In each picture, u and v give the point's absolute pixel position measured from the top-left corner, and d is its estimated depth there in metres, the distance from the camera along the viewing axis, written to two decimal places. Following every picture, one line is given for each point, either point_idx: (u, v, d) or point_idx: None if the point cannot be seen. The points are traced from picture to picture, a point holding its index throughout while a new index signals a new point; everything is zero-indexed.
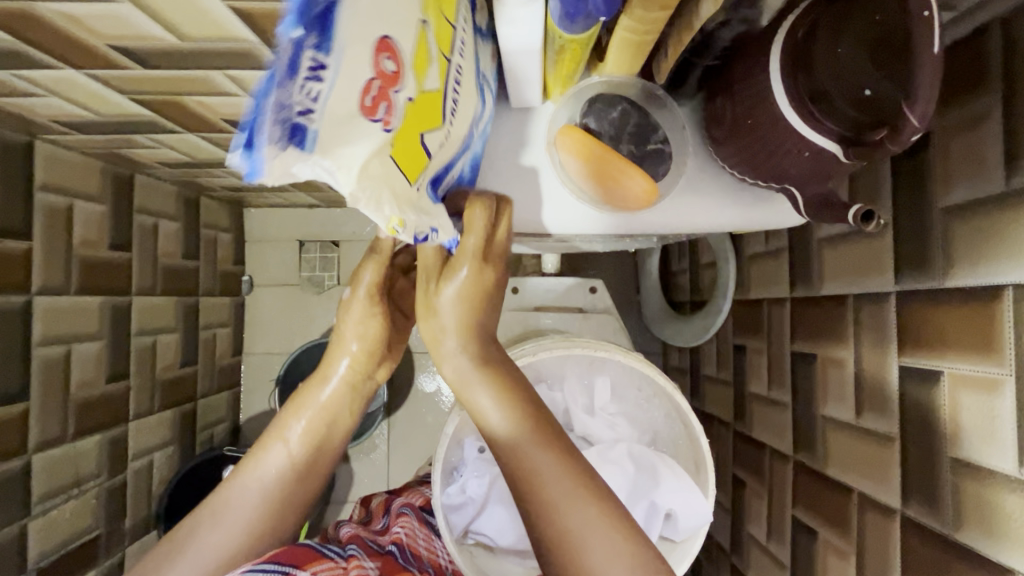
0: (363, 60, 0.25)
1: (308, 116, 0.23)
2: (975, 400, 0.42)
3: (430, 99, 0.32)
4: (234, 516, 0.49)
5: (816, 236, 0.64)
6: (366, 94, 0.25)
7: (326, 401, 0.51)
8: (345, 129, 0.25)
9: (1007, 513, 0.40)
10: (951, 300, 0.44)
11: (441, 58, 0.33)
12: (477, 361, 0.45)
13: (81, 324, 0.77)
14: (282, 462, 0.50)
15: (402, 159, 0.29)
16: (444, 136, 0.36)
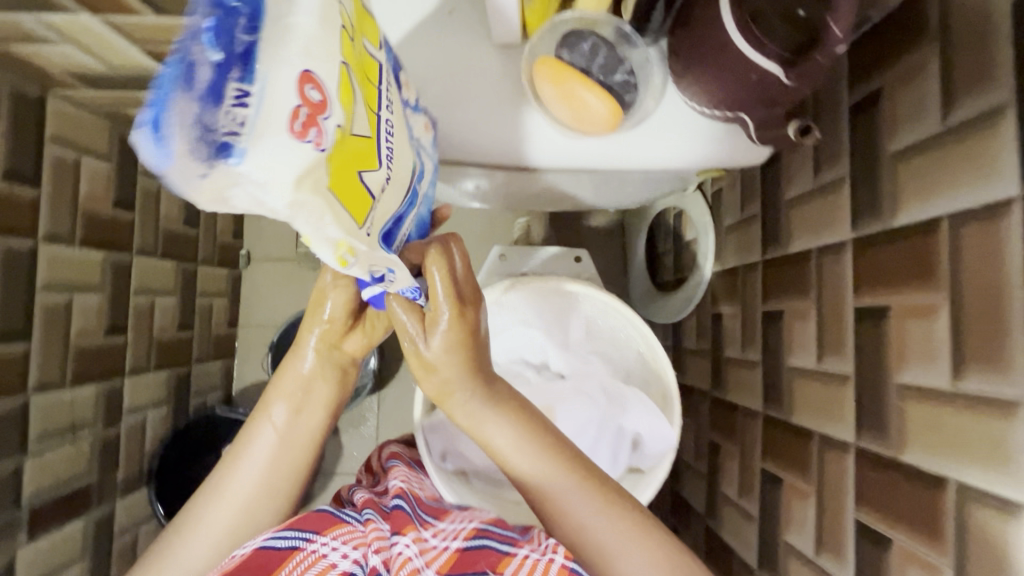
0: (286, 86, 0.26)
1: (234, 134, 0.25)
2: (915, 328, 0.46)
3: (367, 146, 0.33)
4: (234, 498, 0.56)
5: (785, 199, 0.68)
6: (294, 119, 0.26)
7: (303, 376, 0.60)
8: (278, 151, 0.26)
9: (940, 427, 0.43)
10: (897, 238, 0.48)
11: (375, 113, 0.35)
12: (486, 397, 0.51)
13: (85, 275, 0.80)
14: (271, 438, 0.58)
15: (342, 190, 0.31)
16: (388, 181, 0.36)
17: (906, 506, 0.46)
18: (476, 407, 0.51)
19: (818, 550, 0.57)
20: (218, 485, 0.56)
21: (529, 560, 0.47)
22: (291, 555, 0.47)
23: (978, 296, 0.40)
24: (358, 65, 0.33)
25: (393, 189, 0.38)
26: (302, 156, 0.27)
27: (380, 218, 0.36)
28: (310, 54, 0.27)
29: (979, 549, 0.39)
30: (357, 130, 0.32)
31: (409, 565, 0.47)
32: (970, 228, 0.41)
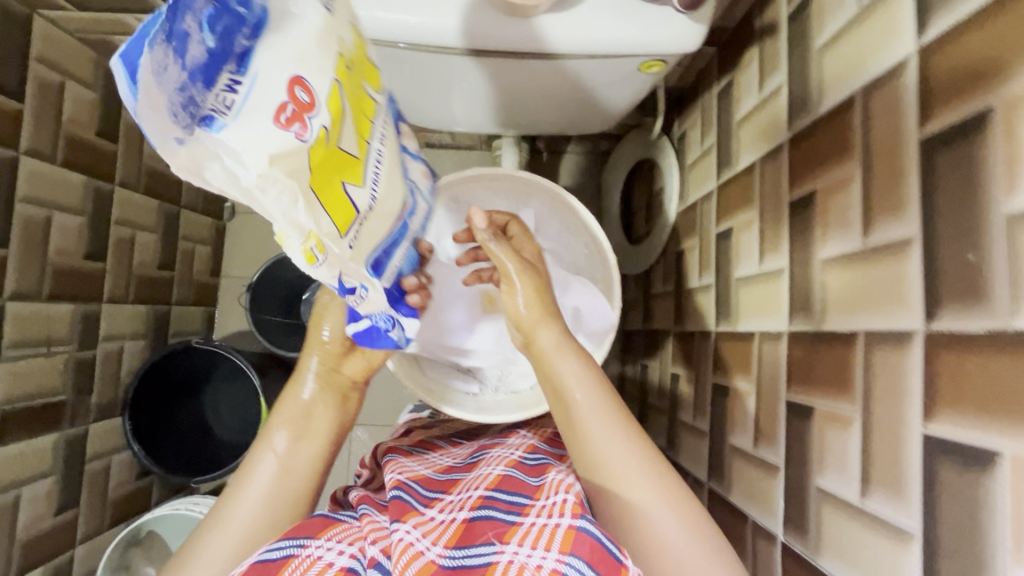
0: (274, 86, 0.31)
1: (221, 113, 0.30)
2: (834, 202, 0.48)
3: (353, 162, 0.38)
4: (233, 528, 0.52)
5: (736, 120, 0.71)
6: (281, 113, 0.31)
7: (304, 400, 0.58)
8: (258, 130, 0.31)
9: (850, 289, 0.46)
10: (822, 124, 0.51)
11: (366, 139, 0.40)
12: (558, 335, 0.55)
13: (65, 195, 0.83)
14: (271, 469, 0.55)
15: (322, 193, 0.35)
16: (375, 199, 0.41)
17: (826, 369, 0.48)
18: (552, 338, 0.55)
19: (756, 443, 0.59)
20: (215, 521, 0.53)
21: (536, 526, 0.47)
22: (287, 562, 0.46)
23: (882, 151, 0.42)
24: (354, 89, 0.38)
25: (377, 217, 0.43)
26: (280, 142, 0.31)
27: (363, 230, 0.41)
28: (304, 61, 0.32)
29: (881, 387, 0.41)
30: (345, 144, 0.37)
31: (413, 550, 0.47)
32: (876, 93, 0.44)
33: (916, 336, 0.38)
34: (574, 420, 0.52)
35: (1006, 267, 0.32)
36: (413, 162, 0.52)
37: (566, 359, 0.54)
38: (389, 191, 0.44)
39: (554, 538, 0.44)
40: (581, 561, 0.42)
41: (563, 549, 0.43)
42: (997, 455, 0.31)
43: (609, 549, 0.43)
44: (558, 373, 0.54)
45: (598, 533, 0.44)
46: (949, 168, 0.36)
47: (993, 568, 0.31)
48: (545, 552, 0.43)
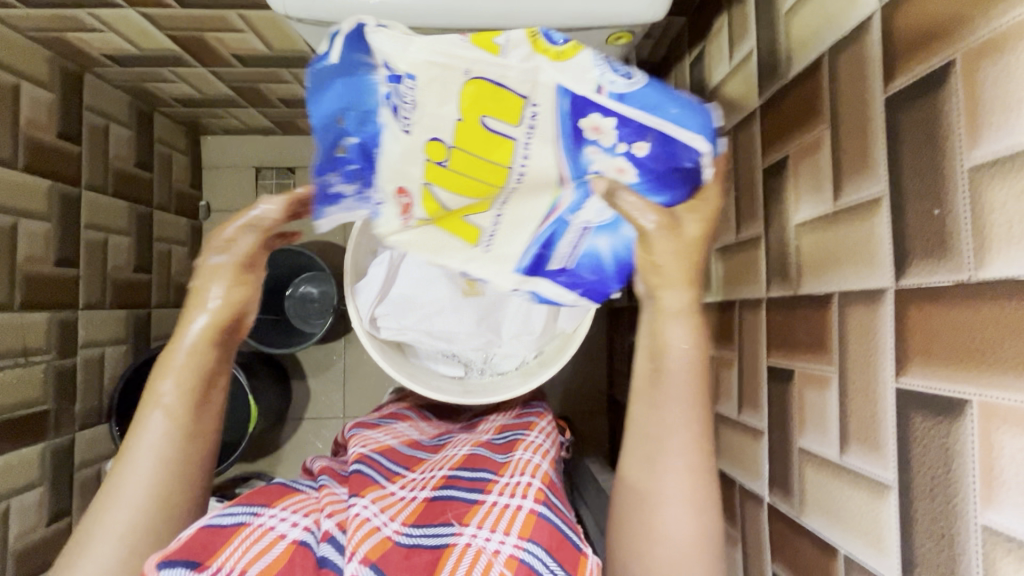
0: (388, 195, 0.47)
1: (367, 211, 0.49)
2: (805, 166, 0.48)
3: (482, 198, 0.48)
4: (132, 493, 0.48)
5: (709, 89, 0.70)
6: (400, 208, 0.49)
7: (193, 353, 0.51)
8: (390, 222, 0.50)
9: (823, 251, 0.46)
10: (792, 88, 0.51)
11: (503, 168, 0.45)
12: (683, 304, 0.46)
13: (29, 201, 0.81)
14: (164, 421, 0.50)
15: (453, 228, 0.51)
16: (505, 212, 0.50)
17: (803, 333, 0.48)
18: (667, 299, 0.46)
19: (740, 410, 0.60)
20: (111, 487, 0.48)
21: (496, 506, 0.49)
22: (239, 530, 0.45)
23: (850, 113, 0.42)
24: (455, 163, 0.45)
25: (516, 228, 0.50)
26: (391, 219, 0.49)
27: (503, 235, 0.51)
28: (401, 174, 0.45)
29: (856, 346, 0.41)
30: (454, 204, 0.49)
31: (368, 526, 0.47)
32: (843, 54, 0.44)
33: (887, 293, 0.38)
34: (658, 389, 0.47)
35: (969, 219, 0.32)
36: (601, 150, 0.43)
37: (677, 327, 0.46)
38: (528, 203, 0.49)
39: (514, 522, 0.47)
40: (540, 546, 0.45)
41: (523, 534, 0.46)
42: (966, 404, 0.32)
43: (568, 537, 0.47)
44: (662, 337, 0.46)
45: (557, 521, 0.48)
46: (912, 125, 0.37)
47: (965, 512, 0.32)
48: (504, 536, 0.46)
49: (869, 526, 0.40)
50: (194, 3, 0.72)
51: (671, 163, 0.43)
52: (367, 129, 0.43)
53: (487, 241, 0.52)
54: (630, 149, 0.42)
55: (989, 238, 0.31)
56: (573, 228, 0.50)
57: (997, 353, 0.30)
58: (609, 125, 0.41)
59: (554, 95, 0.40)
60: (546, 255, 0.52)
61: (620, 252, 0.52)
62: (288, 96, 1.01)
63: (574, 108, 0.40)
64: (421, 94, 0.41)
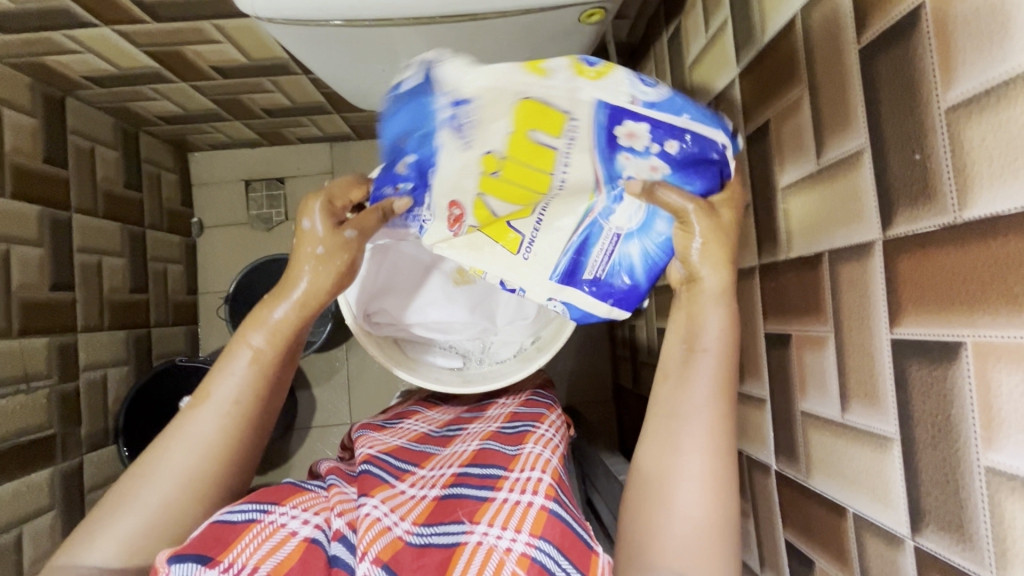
0: (441, 204, 0.51)
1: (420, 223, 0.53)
2: (787, 128, 0.48)
3: (526, 199, 0.50)
4: (199, 432, 0.48)
5: (688, 63, 0.70)
6: (449, 219, 0.52)
7: (283, 318, 0.51)
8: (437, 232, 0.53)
9: (811, 210, 0.46)
10: (768, 52, 0.50)
11: (545, 175, 0.48)
12: (720, 289, 0.47)
13: (20, 228, 0.81)
14: (248, 368, 0.50)
15: (496, 235, 0.53)
16: (544, 221, 0.52)
17: (797, 296, 0.48)
18: (709, 285, 0.47)
19: (742, 380, 0.60)
20: (188, 416, 0.49)
21: (507, 504, 0.49)
22: (250, 526, 0.45)
23: (827, 69, 0.42)
24: (512, 167, 0.48)
25: (555, 228, 0.52)
26: (440, 230, 0.52)
27: (540, 247, 0.52)
28: (455, 185, 0.49)
29: (848, 302, 0.41)
30: (498, 211, 0.52)
31: (379, 526, 0.47)
32: (815, 10, 0.43)
33: (875, 245, 0.38)
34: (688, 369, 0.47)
35: (950, 162, 0.32)
36: (634, 155, 0.46)
37: (716, 312, 0.47)
38: (566, 206, 0.51)
39: (525, 519, 0.47)
40: (550, 543, 0.45)
41: (534, 532, 0.45)
42: (961, 347, 0.32)
43: (578, 535, 0.46)
44: (699, 323, 0.47)
45: (567, 518, 0.47)
46: (888, 73, 0.36)
47: (968, 456, 0.32)
48: (516, 534, 0.45)
49: (875, 483, 0.39)
50: (168, 16, 0.71)
51: (693, 159, 0.45)
52: (432, 147, 0.47)
53: (526, 250, 0.53)
54: (665, 148, 0.45)
55: (971, 178, 0.31)
56: (603, 234, 0.51)
57: (989, 292, 0.30)
58: (637, 125, 0.43)
59: (591, 111, 0.42)
60: (581, 262, 0.52)
61: (652, 254, 0.51)
62: (271, 105, 1.01)
63: (614, 117, 0.43)
64: (481, 110, 0.43)
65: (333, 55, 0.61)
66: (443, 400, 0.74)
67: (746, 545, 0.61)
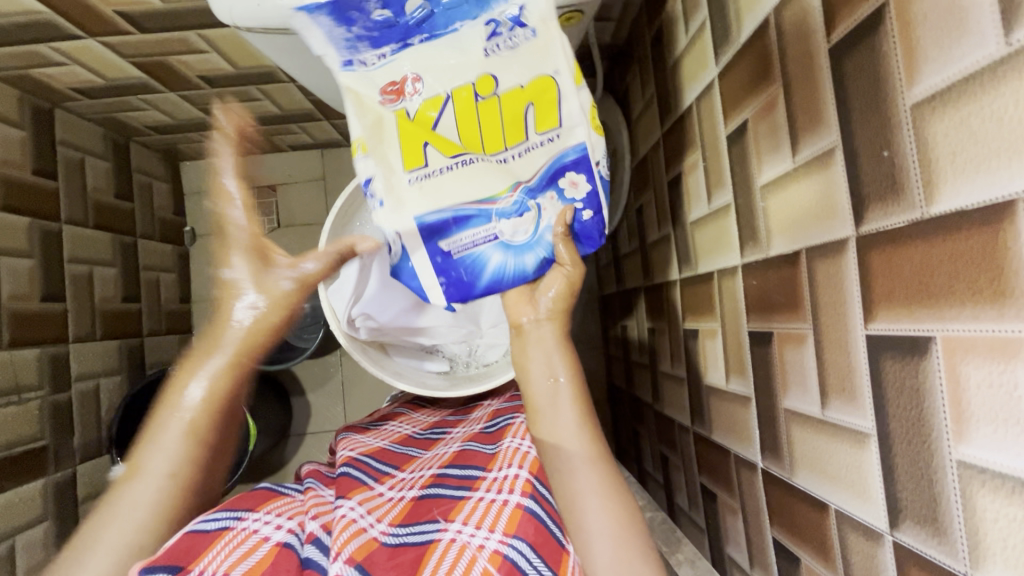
0: (397, 69, 0.52)
1: (354, 65, 0.52)
2: (765, 127, 0.48)
3: (468, 127, 0.54)
4: (136, 501, 0.49)
5: (670, 63, 0.70)
6: (392, 86, 0.53)
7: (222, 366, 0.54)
8: (368, 82, 0.53)
9: (790, 207, 0.46)
10: (744, 51, 0.51)
11: (500, 142, 0.54)
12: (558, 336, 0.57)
13: (9, 240, 0.81)
14: (179, 432, 0.51)
15: (403, 141, 0.55)
16: (449, 167, 0.55)
17: (778, 293, 0.48)
18: (547, 334, 0.57)
19: (728, 378, 0.60)
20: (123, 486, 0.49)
21: (483, 502, 0.49)
22: (222, 535, 0.45)
23: (799, 68, 0.42)
24: (483, 106, 0.53)
25: (454, 182, 0.55)
26: (376, 86, 0.53)
27: (425, 182, 0.55)
28: (428, 69, 0.52)
29: (825, 300, 0.41)
30: (438, 127, 0.54)
31: (353, 528, 0.47)
32: (787, 9, 0.44)
33: (849, 242, 0.38)
34: (553, 399, 0.53)
35: (916, 156, 0.32)
36: (559, 198, 0.55)
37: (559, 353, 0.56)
38: (478, 174, 0.55)
39: (500, 518, 0.47)
40: (524, 542, 0.45)
41: (507, 531, 0.46)
42: (930, 341, 0.32)
43: (551, 532, 0.47)
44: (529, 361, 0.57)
45: (542, 515, 0.48)
46: (856, 72, 0.37)
47: (940, 450, 0.32)
48: (489, 532, 0.46)
49: (854, 479, 0.40)
50: (152, 27, 0.72)
51: (589, 229, 0.56)
52: (439, 17, 0.50)
53: (417, 175, 0.55)
54: (582, 211, 0.55)
55: (937, 170, 0.31)
56: (486, 227, 0.56)
57: (954, 285, 0.30)
58: (585, 181, 0.54)
59: (569, 146, 0.53)
60: (444, 223, 0.56)
61: (504, 272, 0.57)
62: (259, 113, 1.02)
63: (574, 163, 0.54)
64: (524, 45, 0.51)
65: (317, 62, 0.62)
66: (428, 403, 0.74)
67: (736, 544, 0.61)
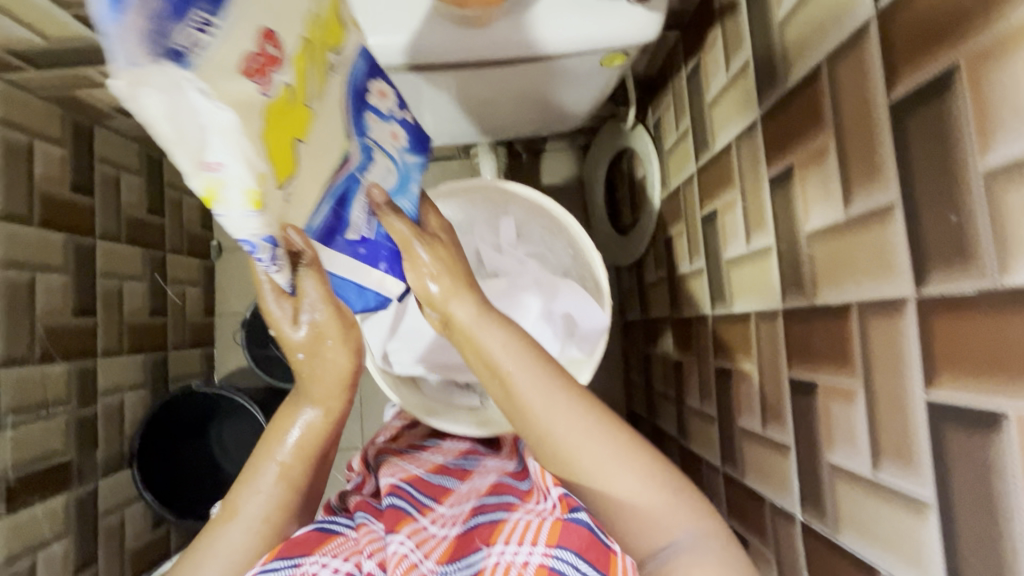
0: (243, 37, 0.32)
1: (186, 53, 0.28)
2: (815, 172, 0.47)
3: (318, 94, 0.39)
4: (226, 546, 0.52)
5: (708, 100, 0.70)
6: (243, 64, 0.32)
7: (311, 420, 0.55)
8: (224, 77, 0.30)
9: (839, 257, 0.45)
10: (792, 93, 0.50)
11: (328, 87, 0.40)
12: (475, 306, 0.52)
13: (45, 256, 0.82)
14: (274, 486, 0.53)
15: (275, 146, 0.34)
16: (316, 156, 0.39)
17: (823, 344, 0.47)
18: (466, 306, 0.52)
19: (765, 423, 0.59)
20: (217, 529, 0.52)
21: (522, 523, 0.50)
22: None
23: (854, 118, 0.42)
24: (314, 50, 0.38)
25: (320, 167, 0.40)
26: (232, 85, 0.31)
27: (303, 193, 0.39)
28: (269, 18, 0.33)
29: (880, 359, 0.40)
30: (297, 103, 0.36)
31: (406, 563, 0.48)
32: (842, 60, 0.43)
33: (908, 302, 0.37)
34: (515, 401, 0.49)
35: (989, 226, 0.31)
36: (379, 116, 0.47)
37: (489, 328, 0.51)
38: (330, 137, 0.41)
39: (541, 532, 0.48)
40: (571, 552, 0.45)
41: (550, 543, 0.47)
42: (1003, 419, 0.31)
43: (600, 536, 0.46)
44: (480, 348, 0.51)
45: (591, 523, 0.47)
46: (919, 133, 0.36)
47: (1014, 534, 0.31)
48: (533, 547, 0.47)
49: (911, 548, 0.38)
50: None
51: (418, 134, 0.51)
52: None
53: (292, 184, 0.37)
54: (404, 117, 0.50)
55: (1012, 245, 0.30)
56: (362, 195, 0.46)
57: None
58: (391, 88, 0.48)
59: (359, 61, 0.45)
60: (340, 220, 0.44)
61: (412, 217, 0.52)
62: None
63: (371, 73, 0.46)
64: None
65: None
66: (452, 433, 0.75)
67: None
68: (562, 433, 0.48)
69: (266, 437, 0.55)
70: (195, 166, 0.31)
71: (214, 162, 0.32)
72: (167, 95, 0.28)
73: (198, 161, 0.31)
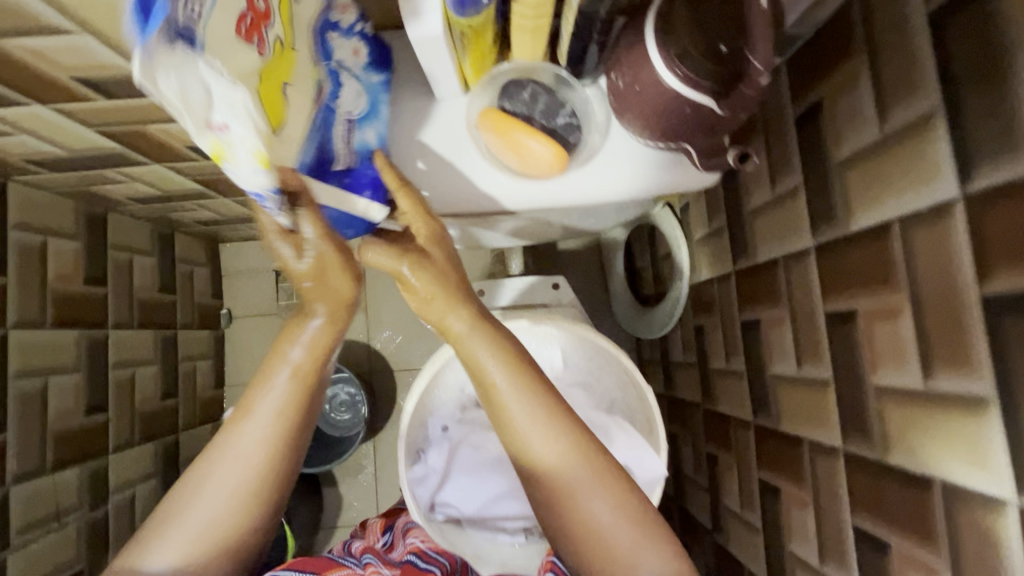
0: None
1: (193, 29, 0.30)
2: (885, 327, 0.46)
3: (286, 38, 0.42)
4: (219, 486, 0.51)
5: (750, 208, 0.68)
6: (240, 24, 0.34)
7: (302, 357, 0.52)
8: (228, 45, 0.33)
9: (916, 427, 0.43)
10: (855, 237, 0.49)
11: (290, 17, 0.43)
12: (466, 320, 0.52)
13: (57, 358, 0.79)
14: (271, 419, 0.51)
15: (267, 103, 0.38)
16: (296, 105, 0.43)
17: (898, 509, 0.45)
18: (456, 321, 0.52)
19: (823, 560, 0.57)
20: (208, 464, 0.51)
21: None
22: None
23: (936, 292, 0.40)
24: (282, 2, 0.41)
25: (302, 109, 0.45)
26: (227, 43, 0.33)
27: (293, 140, 0.43)
28: None
29: (970, 550, 0.39)
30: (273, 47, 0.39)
31: None
32: (920, 227, 0.42)
33: (1011, 507, 0.36)
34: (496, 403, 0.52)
35: None
36: (342, 34, 0.53)
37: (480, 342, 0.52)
38: (303, 80, 0.45)
39: None
40: None
41: None
42: None
43: None
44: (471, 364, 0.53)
45: None
46: (1019, 336, 0.35)
47: None
48: None
49: None
50: None
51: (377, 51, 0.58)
52: None
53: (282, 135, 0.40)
54: (363, 29, 0.56)
55: None
56: (339, 120, 0.52)
57: None
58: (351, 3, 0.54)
59: None
60: (330, 152, 0.51)
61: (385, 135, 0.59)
62: None
63: None
64: None
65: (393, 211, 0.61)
66: None
67: None
68: (542, 447, 0.52)
69: (257, 373, 0.53)
70: (201, 127, 0.33)
71: (221, 126, 0.33)
72: (179, 73, 0.30)
73: (204, 122, 0.33)
